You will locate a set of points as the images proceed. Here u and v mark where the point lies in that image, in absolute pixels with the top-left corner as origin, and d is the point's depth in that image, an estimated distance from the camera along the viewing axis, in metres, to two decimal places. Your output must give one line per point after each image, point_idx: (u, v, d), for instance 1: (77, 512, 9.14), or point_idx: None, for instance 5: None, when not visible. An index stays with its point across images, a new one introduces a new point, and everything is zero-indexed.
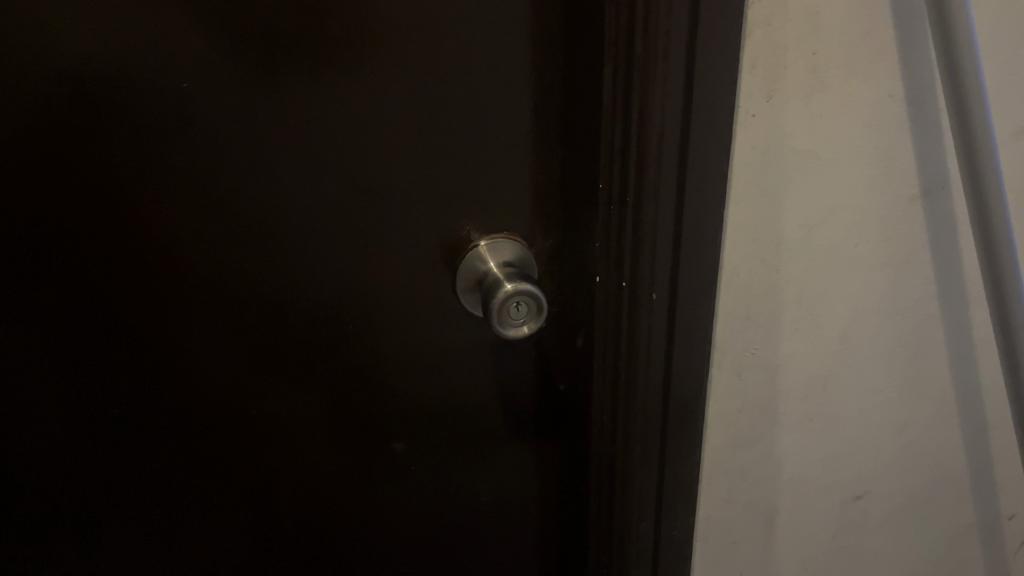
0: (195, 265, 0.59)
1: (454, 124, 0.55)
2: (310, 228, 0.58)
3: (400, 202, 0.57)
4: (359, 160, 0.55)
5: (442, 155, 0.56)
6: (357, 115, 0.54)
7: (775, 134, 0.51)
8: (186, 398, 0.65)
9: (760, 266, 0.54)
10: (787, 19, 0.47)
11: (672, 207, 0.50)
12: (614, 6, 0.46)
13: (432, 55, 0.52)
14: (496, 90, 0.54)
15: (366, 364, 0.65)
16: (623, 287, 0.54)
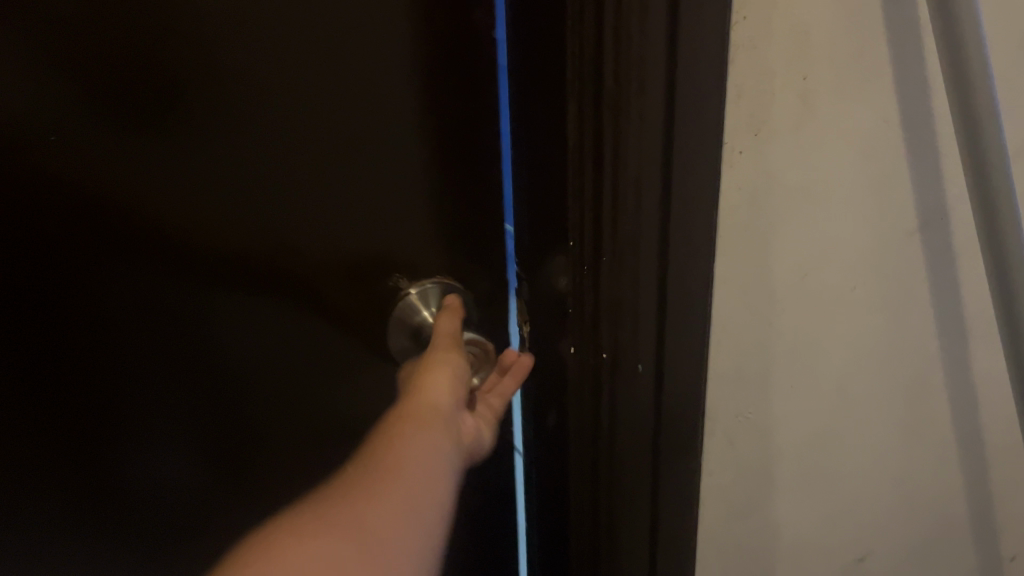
0: (114, 312, 0.53)
1: (374, 150, 0.51)
2: (260, 292, 0.55)
3: (327, 234, 0.54)
4: (283, 190, 0.51)
5: (363, 184, 0.52)
6: (281, 143, 0.50)
7: (762, 171, 0.44)
8: (111, 462, 0.58)
9: (751, 318, 0.47)
10: (770, 40, 0.41)
11: (654, 263, 0.43)
12: (577, 35, 0.40)
13: (348, 77, 0.49)
14: (408, 121, 0.51)
15: (299, 415, 0.60)
16: (604, 358, 0.47)
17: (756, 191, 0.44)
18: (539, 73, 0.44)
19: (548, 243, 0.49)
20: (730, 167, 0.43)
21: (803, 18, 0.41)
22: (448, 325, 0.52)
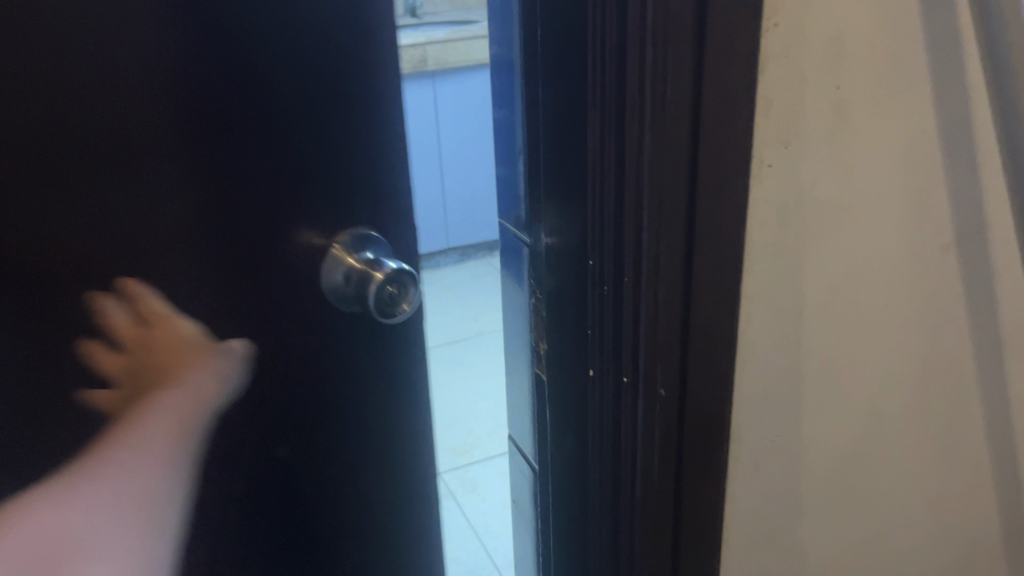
0: None
1: (210, 121, 0.43)
2: (136, 343, 0.45)
3: (215, 239, 0.45)
4: (124, 211, 0.42)
5: (210, 168, 0.43)
6: (90, 155, 0.40)
7: (793, 185, 0.42)
8: None
9: (780, 337, 0.45)
10: (804, 47, 0.39)
11: (678, 282, 0.40)
12: (602, 35, 0.37)
13: (110, 48, 0.39)
14: (239, 82, 0.42)
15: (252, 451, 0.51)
16: (624, 382, 0.43)
17: (784, 207, 0.42)
18: (553, 84, 0.41)
19: (561, 262, 0.45)
20: (757, 182, 0.40)
21: (838, 24, 0.39)
22: None
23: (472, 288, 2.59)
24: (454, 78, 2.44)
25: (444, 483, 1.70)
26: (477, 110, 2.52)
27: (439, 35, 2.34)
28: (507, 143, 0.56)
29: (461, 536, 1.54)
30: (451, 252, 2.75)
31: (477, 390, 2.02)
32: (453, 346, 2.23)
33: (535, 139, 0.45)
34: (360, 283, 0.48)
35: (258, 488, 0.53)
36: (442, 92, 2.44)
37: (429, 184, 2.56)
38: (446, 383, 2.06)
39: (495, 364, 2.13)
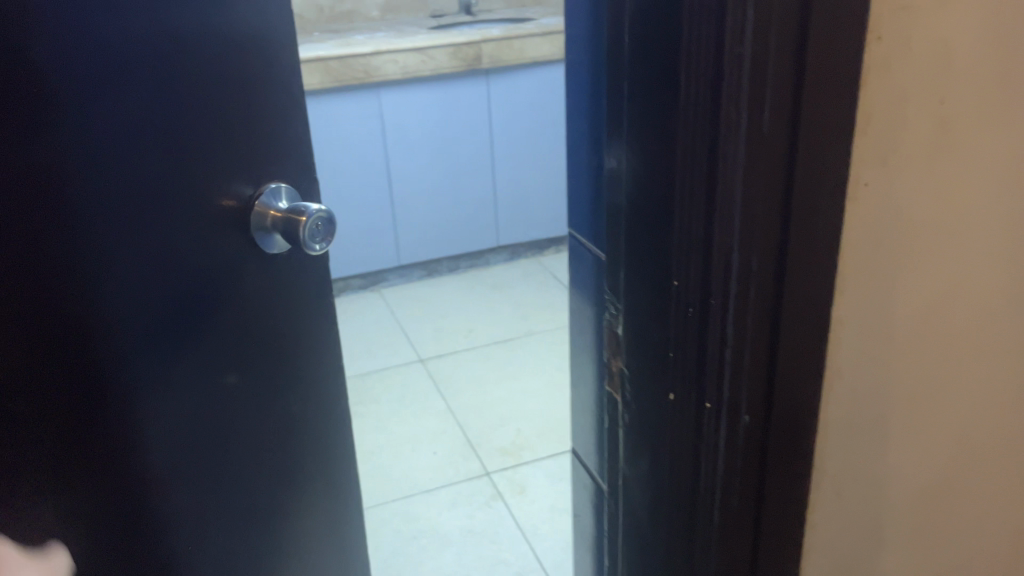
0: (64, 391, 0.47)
1: (181, 90, 0.51)
2: (157, 289, 0.52)
3: (193, 195, 0.53)
4: (134, 173, 0.49)
5: (184, 130, 0.52)
6: (115, 124, 0.48)
7: (891, 204, 0.39)
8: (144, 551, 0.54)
9: (869, 361, 0.43)
10: (908, 59, 0.37)
11: (769, 304, 0.38)
12: (698, 40, 0.35)
13: (112, 34, 0.47)
14: (194, 54, 0.52)
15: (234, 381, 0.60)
16: (707, 408, 0.41)
17: (879, 228, 0.40)
18: (640, 90, 0.39)
19: (642, 277, 0.42)
20: (854, 203, 0.38)
21: (946, 34, 0.37)
22: None
23: (521, 286, 2.59)
24: (507, 75, 2.44)
25: (491, 482, 1.70)
26: (529, 108, 2.52)
27: (493, 33, 2.34)
28: (590, 154, 0.54)
29: (508, 537, 1.54)
30: (501, 250, 2.75)
31: (526, 389, 2.02)
32: (502, 344, 2.23)
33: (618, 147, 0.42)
34: (285, 228, 0.58)
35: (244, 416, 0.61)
36: (494, 90, 2.44)
37: (480, 182, 2.57)
38: (495, 382, 2.06)
39: (544, 363, 2.13)
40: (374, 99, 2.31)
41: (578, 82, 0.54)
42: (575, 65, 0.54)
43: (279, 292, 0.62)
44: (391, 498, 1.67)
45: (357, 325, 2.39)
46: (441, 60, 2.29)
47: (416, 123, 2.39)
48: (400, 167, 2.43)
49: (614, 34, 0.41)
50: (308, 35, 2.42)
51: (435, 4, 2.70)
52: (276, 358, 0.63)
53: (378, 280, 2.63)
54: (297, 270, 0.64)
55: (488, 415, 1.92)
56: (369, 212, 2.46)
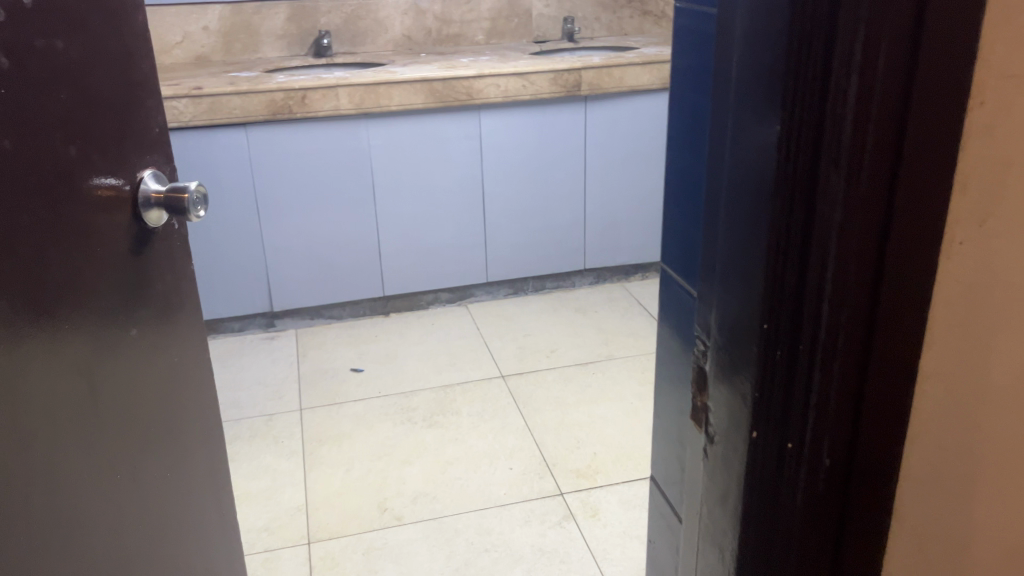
0: (68, 278, 0.70)
1: (111, 81, 0.76)
2: (110, 217, 0.76)
3: (121, 159, 0.77)
4: (92, 135, 0.73)
5: (114, 108, 0.76)
6: (82, 99, 0.71)
7: (988, 264, 0.40)
8: (108, 407, 0.76)
9: (957, 416, 0.43)
10: (1010, 127, 0.38)
11: (856, 351, 0.40)
12: (801, 101, 0.37)
13: (82, 36, 0.71)
14: (117, 57, 0.76)
15: (145, 299, 0.83)
16: (789, 448, 0.42)
17: (972, 283, 0.40)
18: (745, 144, 0.41)
19: (735, 319, 0.44)
20: (949, 260, 0.39)
21: None
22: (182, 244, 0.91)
23: (605, 310, 2.60)
24: (604, 102, 2.47)
25: (564, 503, 1.71)
26: (624, 136, 2.54)
27: (593, 61, 2.38)
28: (691, 193, 0.56)
29: (578, 559, 1.56)
30: (588, 273, 2.77)
31: (604, 414, 2.02)
32: (582, 368, 2.25)
33: (722, 196, 0.44)
34: (168, 203, 0.81)
35: (151, 328, 0.84)
36: (591, 116, 2.48)
37: (572, 205, 2.60)
38: (574, 404, 2.07)
39: (624, 389, 2.13)
40: (474, 120, 2.38)
41: (684, 124, 0.56)
42: (682, 107, 0.56)
43: (151, 254, 0.84)
44: (465, 509, 1.71)
45: (442, 338, 2.45)
46: (542, 86, 2.35)
47: (512, 145, 2.45)
48: (493, 187, 2.49)
49: (723, 87, 0.43)
50: (415, 57, 2.52)
51: (539, 30, 2.76)
52: (165, 287, 0.87)
53: (465, 295, 2.68)
54: (170, 232, 0.88)
55: (565, 436, 1.94)
56: (461, 228, 2.53)
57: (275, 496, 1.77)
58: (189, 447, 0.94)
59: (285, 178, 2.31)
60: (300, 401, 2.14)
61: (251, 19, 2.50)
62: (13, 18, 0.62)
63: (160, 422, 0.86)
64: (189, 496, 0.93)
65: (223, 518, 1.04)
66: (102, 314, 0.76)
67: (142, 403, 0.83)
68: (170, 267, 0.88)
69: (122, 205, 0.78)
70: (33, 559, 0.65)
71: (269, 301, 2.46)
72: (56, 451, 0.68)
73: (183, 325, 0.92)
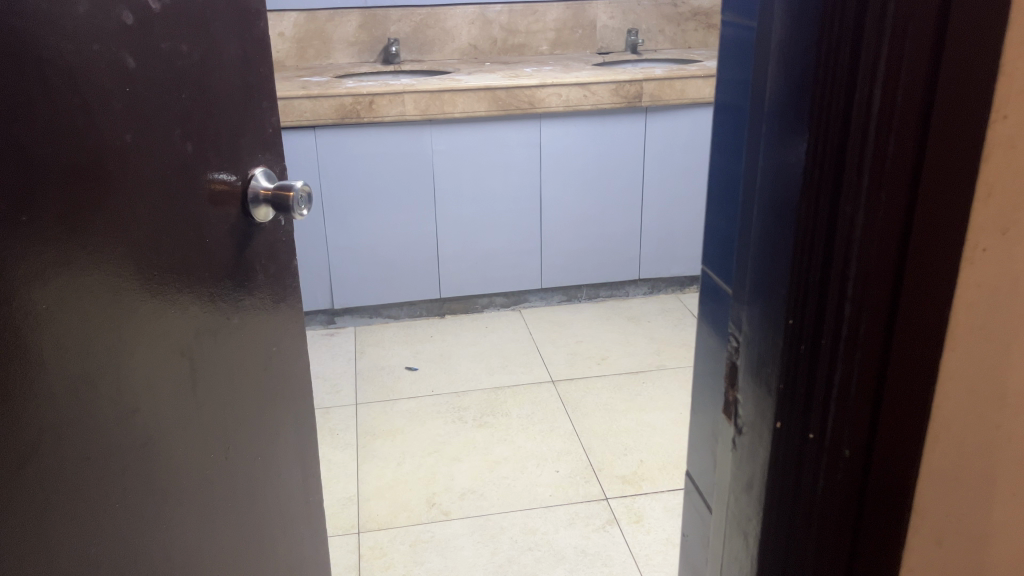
0: (177, 263, 0.78)
1: (233, 85, 0.85)
2: (218, 213, 0.84)
3: (233, 156, 0.86)
4: (210, 133, 0.82)
5: (233, 111, 0.86)
6: (205, 100, 0.80)
7: (1008, 271, 0.42)
8: (205, 382, 0.84)
9: (978, 418, 0.45)
10: None
11: (874, 347, 0.42)
12: (828, 112, 0.39)
13: (208, 40, 0.80)
14: (237, 62, 0.86)
15: (247, 289, 0.92)
16: (810, 439, 0.45)
17: (994, 287, 0.42)
18: (775, 147, 0.44)
19: (763, 312, 0.47)
20: (970, 264, 0.41)
21: None
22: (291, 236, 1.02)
23: (658, 320, 2.61)
24: (665, 114, 2.49)
25: (609, 507, 1.74)
26: (683, 147, 2.55)
27: (656, 72, 2.40)
28: (733, 198, 0.58)
29: (620, 563, 1.57)
30: (642, 283, 2.78)
31: (653, 422, 2.04)
32: (633, 376, 2.26)
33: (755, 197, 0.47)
34: (276, 199, 0.90)
35: (249, 314, 0.93)
36: (651, 127, 2.50)
37: (628, 215, 2.62)
38: (624, 412, 2.09)
39: (674, 399, 2.14)
40: (535, 128, 2.43)
41: (728, 131, 0.59)
42: (727, 114, 0.58)
43: (255, 246, 0.92)
44: (512, 508, 1.74)
45: (496, 341, 2.50)
46: (603, 96, 2.38)
47: (571, 154, 2.49)
48: (551, 195, 2.54)
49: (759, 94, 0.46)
50: (479, 66, 2.58)
51: (603, 41, 2.79)
52: (267, 278, 0.96)
53: (519, 301, 2.73)
54: (276, 228, 0.97)
55: (613, 442, 1.96)
56: (519, 234, 2.58)
57: (330, 486, 1.84)
58: (281, 432, 1.03)
59: (350, 180, 2.39)
60: (356, 396, 2.21)
61: (324, 26, 2.60)
62: (143, 23, 0.71)
63: (254, 405, 0.95)
64: (279, 478, 1.02)
65: (312, 501, 1.13)
66: (205, 301, 0.84)
67: (237, 384, 0.91)
68: (272, 259, 0.97)
69: (233, 199, 0.87)
70: (130, 520, 0.71)
71: (330, 298, 2.55)
72: (157, 423, 0.76)
73: (280, 314, 1.01)
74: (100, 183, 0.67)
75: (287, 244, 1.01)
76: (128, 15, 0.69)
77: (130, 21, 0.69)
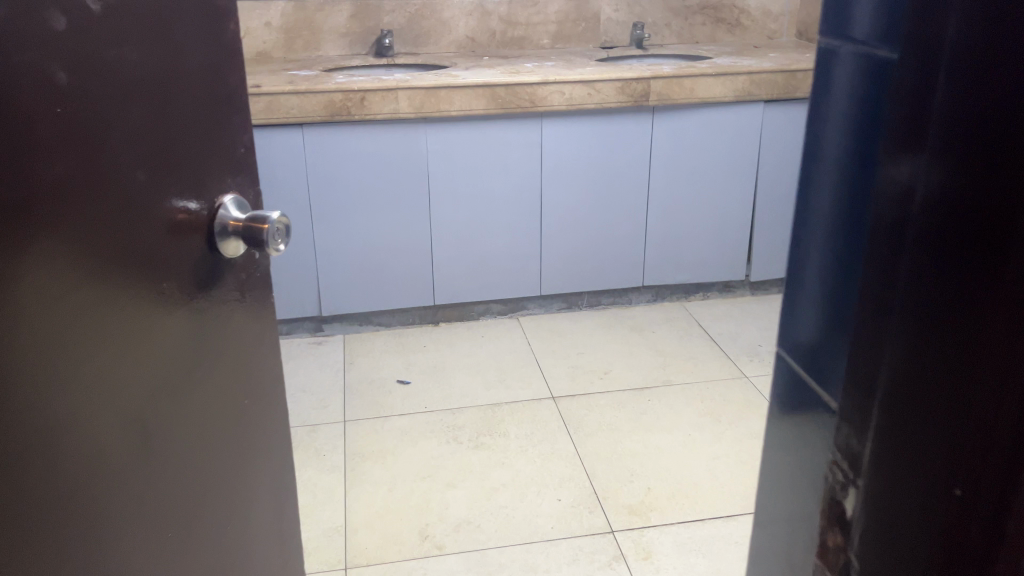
0: (118, 314, 0.64)
1: (200, 99, 0.72)
2: (176, 252, 0.71)
3: (197, 186, 0.73)
4: (167, 159, 0.68)
5: (198, 131, 0.72)
6: (161, 119, 0.67)
7: None
8: (159, 449, 0.71)
9: None
10: None
11: None
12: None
13: (167, 46, 0.67)
14: (206, 72, 0.72)
15: (214, 338, 0.79)
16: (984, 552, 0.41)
17: None
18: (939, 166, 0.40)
19: (914, 342, 0.42)
20: None
21: None
22: (268, 279, 0.88)
23: (663, 331, 2.49)
24: (673, 113, 2.36)
25: (615, 542, 1.61)
26: (691, 149, 2.42)
27: (664, 70, 2.27)
28: (842, 214, 0.53)
29: None
30: (646, 290, 2.66)
31: (660, 445, 1.92)
32: (639, 393, 2.14)
33: (902, 219, 0.43)
34: (246, 232, 0.77)
35: (216, 365, 0.79)
36: (659, 127, 2.37)
37: (633, 220, 2.49)
38: (629, 433, 1.97)
39: (682, 419, 2.02)
40: (536, 128, 2.30)
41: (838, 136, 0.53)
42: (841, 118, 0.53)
43: (221, 286, 0.79)
44: (511, 542, 1.62)
45: (492, 353, 2.37)
46: (608, 94, 2.24)
47: (574, 154, 2.36)
48: (552, 198, 2.40)
49: (912, 112, 0.42)
50: (477, 60, 2.44)
51: (607, 35, 2.66)
52: (239, 325, 0.83)
53: (517, 308, 2.60)
54: (250, 267, 0.84)
55: (618, 467, 1.84)
56: (518, 239, 2.45)
57: (314, 514, 1.71)
58: (257, 496, 0.89)
59: (340, 180, 2.25)
60: (345, 413, 2.08)
61: (313, 16, 2.45)
62: (79, 28, 0.58)
63: (222, 469, 0.81)
64: (253, 543, 0.89)
65: (290, 570, 0.99)
66: (160, 355, 0.70)
67: (202, 447, 0.78)
68: (245, 301, 0.84)
69: (197, 231, 0.73)
70: None
71: (319, 306, 2.42)
72: (95, 503, 0.63)
73: (259, 365, 0.88)
74: (19, 223, 0.53)
75: (263, 287, 0.87)
76: (59, 19, 0.56)
77: (61, 25, 0.56)
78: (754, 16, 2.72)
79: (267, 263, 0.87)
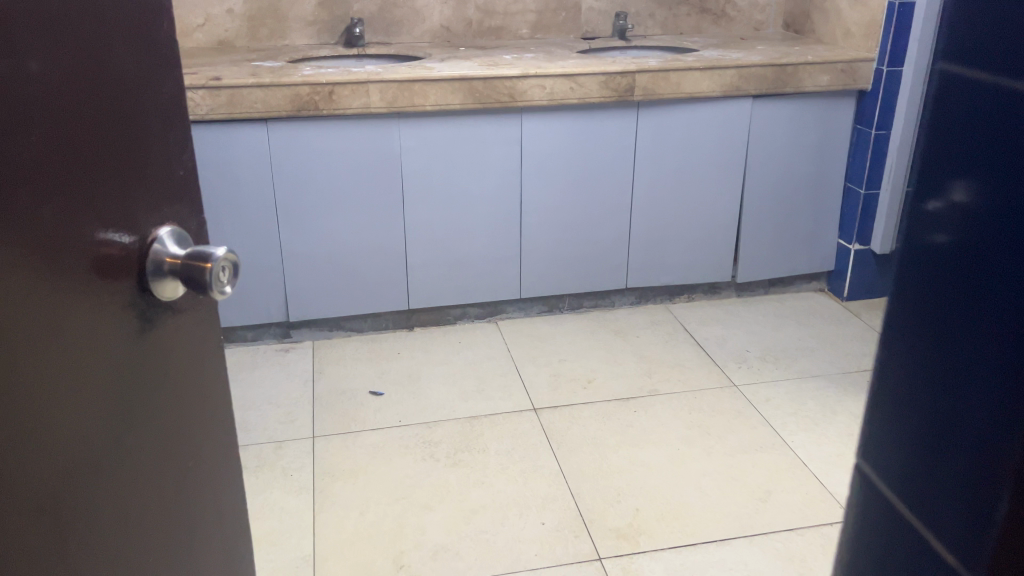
0: (25, 381, 0.52)
1: (125, 115, 0.60)
2: (92, 299, 0.58)
3: (120, 222, 0.60)
4: (82, 188, 0.56)
5: (123, 153, 0.60)
6: (72, 140, 0.55)
7: None
8: (80, 534, 0.58)
9: None
10: None
11: None
12: None
13: (80, 50, 0.55)
14: (132, 82, 0.60)
15: (147, 397, 0.66)
16: None
17: None
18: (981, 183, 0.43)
19: None
20: None
21: None
22: (214, 319, 0.76)
23: (647, 336, 2.39)
24: (659, 108, 2.26)
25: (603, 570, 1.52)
26: (677, 146, 2.32)
27: (650, 63, 2.16)
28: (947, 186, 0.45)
29: None
30: (628, 293, 2.56)
31: (647, 460, 1.83)
32: (623, 404, 2.04)
33: None
34: (183, 270, 0.64)
35: (149, 426, 0.67)
36: (644, 123, 2.27)
37: (615, 222, 2.39)
38: (615, 447, 1.87)
39: (669, 431, 1.93)
40: (515, 124, 2.18)
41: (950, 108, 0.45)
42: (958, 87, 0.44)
43: (157, 332, 0.67)
44: (491, 572, 1.52)
45: (470, 360, 2.26)
46: (591, 89, 2.13)
47: (554, 152, 2.24)
48: (530, 199, 2.29)
49: None
50: (453, 51, 2.31)
51: (589, 26, 2.54)
52: (178, 376, 0.71)
53: (496, 312, 2.49)
54: (190, 309, 0.72)
55: (604, 486, 1.75)
56: (496, 243, 2.33)
57: (279, 544, 1.59)
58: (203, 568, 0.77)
59: (307, 178, 2.12)
60: (314, 427, 1.96)
61: (278, 3, 2.31)
62: None
63: (159, 547, 0.69)
64: None
65: None
66: (80, 423, 0.58)
67: (133, 526, 0.65)
68: (185, 347, 0.71)
69: (124, 270, 0.61)
70: None
71: (285, 312, 2.29)
72: None
73: (204, 417, 0.76)
74: None
75: (209, 329, 0.75)
76: None
77: None
78: (740, 7, 2.62)
79: (210, 303, 0.75)
